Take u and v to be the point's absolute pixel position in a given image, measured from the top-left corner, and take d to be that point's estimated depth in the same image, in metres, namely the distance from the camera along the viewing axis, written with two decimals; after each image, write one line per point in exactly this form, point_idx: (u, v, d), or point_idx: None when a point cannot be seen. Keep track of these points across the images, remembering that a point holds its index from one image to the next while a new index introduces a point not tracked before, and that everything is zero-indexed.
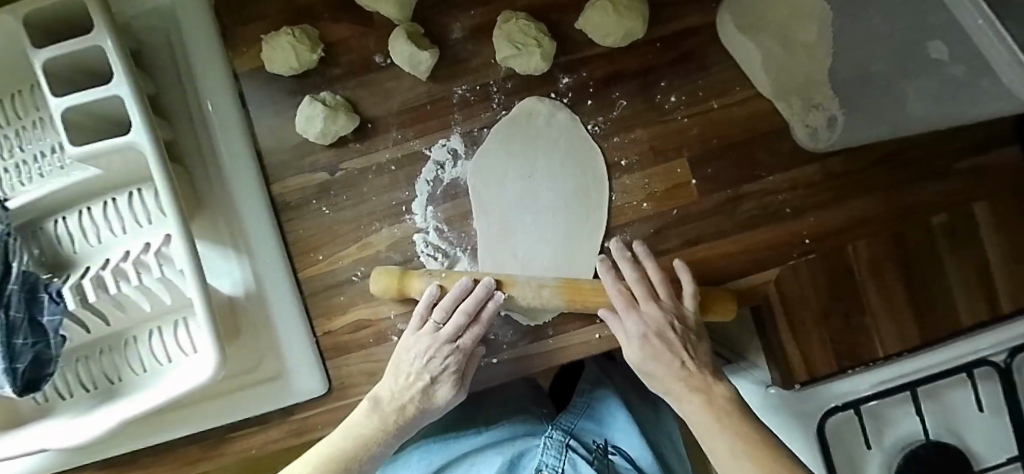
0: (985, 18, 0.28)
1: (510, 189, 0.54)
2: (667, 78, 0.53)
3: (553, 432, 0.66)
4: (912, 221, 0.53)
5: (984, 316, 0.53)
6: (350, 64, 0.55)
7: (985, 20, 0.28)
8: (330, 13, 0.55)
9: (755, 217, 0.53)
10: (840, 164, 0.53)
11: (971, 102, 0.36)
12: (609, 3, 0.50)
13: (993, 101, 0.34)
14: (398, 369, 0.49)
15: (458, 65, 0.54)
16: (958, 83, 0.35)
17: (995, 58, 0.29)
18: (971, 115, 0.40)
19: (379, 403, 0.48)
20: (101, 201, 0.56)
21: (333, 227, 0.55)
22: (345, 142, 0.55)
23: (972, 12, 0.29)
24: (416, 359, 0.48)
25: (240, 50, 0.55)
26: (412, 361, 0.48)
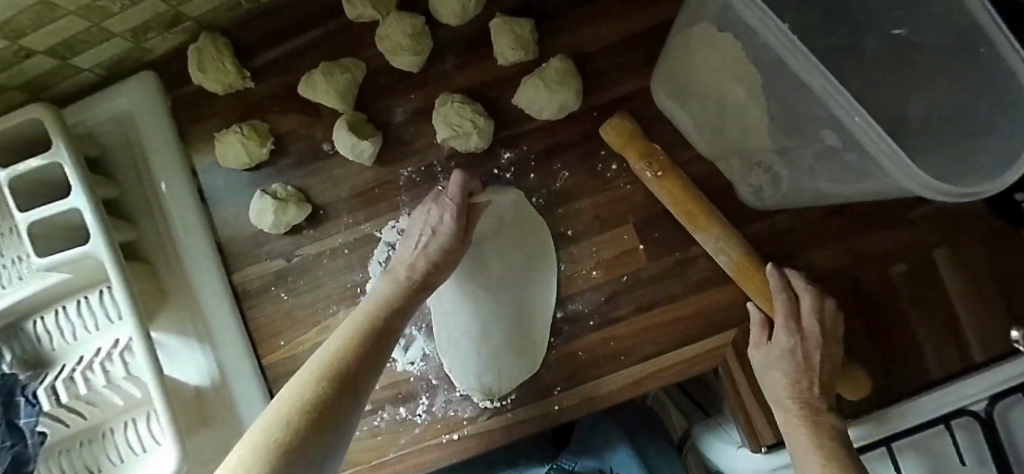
0: (864, 117, 0.28)
1: (467, 281, 0.54)
2: (607, 146, 0.53)
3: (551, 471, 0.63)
4: (868, 273, 0.52)
5: (957, 366, 0.51)
6: (300, 154, 0.57)
7: (861, 117, 0.28)
8: (278, 106, 0.57)
9: (708, 279, 0.53)
10: (790, 219, 0.52)
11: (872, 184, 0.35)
12: (540, 81, 0.50)
13: (892, 186, 0.33)
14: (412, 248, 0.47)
15: (402, 147, 0.55)
16: (854, 166, 0.33)
17: (879, 153, 0.29)
18: (880, 192, 0.39)
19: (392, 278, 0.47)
20: (75, 299, 0.59)
21: (292, 312, 0.56)
22: (299, 229, 0.56)
23: (848, 108, 0.28)
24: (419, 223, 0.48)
25: (197, 147, 0.58)
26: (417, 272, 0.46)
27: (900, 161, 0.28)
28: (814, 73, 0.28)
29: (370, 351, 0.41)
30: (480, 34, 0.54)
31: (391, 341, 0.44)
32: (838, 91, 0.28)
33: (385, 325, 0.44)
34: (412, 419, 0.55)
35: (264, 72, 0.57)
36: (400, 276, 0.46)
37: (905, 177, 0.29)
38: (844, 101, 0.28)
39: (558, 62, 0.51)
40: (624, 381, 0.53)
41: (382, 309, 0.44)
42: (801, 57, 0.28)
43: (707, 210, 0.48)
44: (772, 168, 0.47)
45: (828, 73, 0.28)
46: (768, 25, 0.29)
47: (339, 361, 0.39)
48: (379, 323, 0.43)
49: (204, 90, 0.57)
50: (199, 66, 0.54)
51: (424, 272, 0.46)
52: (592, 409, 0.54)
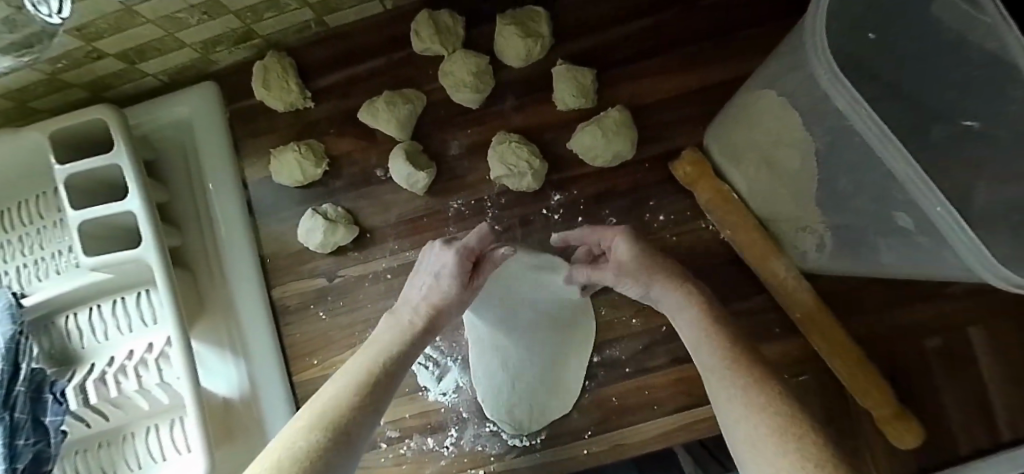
0: (946, 208, 0.28)
1: (505, 327, 0.50)
2: (655, 197, 0.55)
3: None
4: (903, 344, 0.53)
5: (987, 445, 0.51)
6: (352, 177, 0.57)
7: (944, 208, 0.28)
8: (336, 129, 0.58)
9: (746, 335, 0.53)
10: (829, 283, 0.54)
11: (938, 267, 0.36)
12: (598, 129, 0.52)
13: (961, 272, 0.34)
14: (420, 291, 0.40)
15: (454, 180, 0.56)
16: (925, 248, 0.34)
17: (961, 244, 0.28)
18: (938, 274, 0.39)
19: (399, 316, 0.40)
20: (110, 299, 0.59)
21: (329, 333, 0.57)
22: (344, 250, 0.57)
23: (931, 197, 0.29)
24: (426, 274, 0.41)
25: (251, 160, 0.59)
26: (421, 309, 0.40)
27: (983, 257, 0.28)
28: (900, 159, 0.29)
29: (370, 404, 0.33)
30: (541, 79, 0.56)
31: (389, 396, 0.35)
32: (923, 179, 0.29)
33: (387, 375, 0.36)
34: (439, 451, 0.55)
35: (325, 94, 0.58)
36: (408, 319, 0.39)
37: (990, 276, 0.29)
38: (927, 190, 0.28)
39: (616, 112, 0.53)
40: (654, 431, 0.53)
41: (390, 353, 0.37)
42: (887, 143, 0.29)
43: (767, 242, 0.51)
44: (821, 235, 0.47)
45: (913, 160, 0.29)
46: (855, 107, 0.30)
47: (340, 412, 0.31)
48: (380, 374, 0.35)
49: (264, 106, 0.58)
50: (264, 82, 0.55)
51: (434, 314, 0.39)
52: (619, 457, 0.54)
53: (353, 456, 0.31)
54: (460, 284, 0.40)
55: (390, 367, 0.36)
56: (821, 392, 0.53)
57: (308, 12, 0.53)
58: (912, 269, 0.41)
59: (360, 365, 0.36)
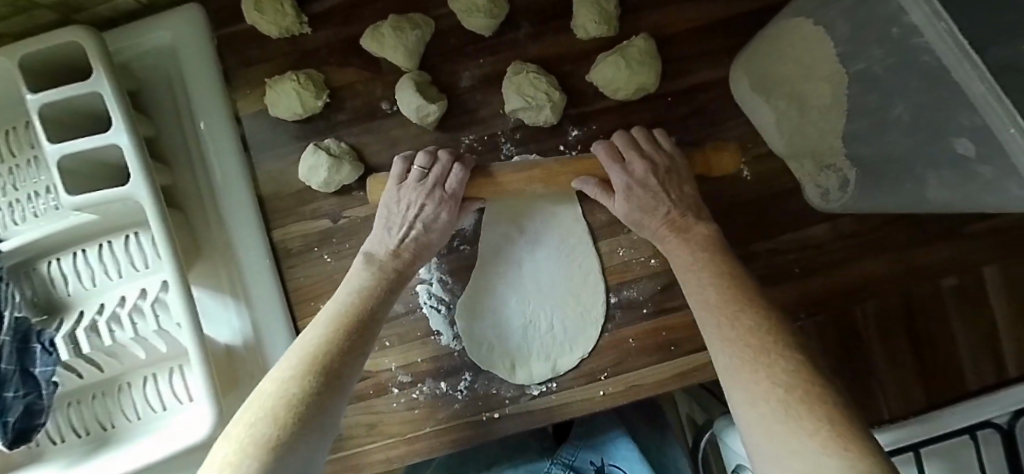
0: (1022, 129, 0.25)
1: (512, 211, 0.53)
2: (677, 134, 0.53)
3: (552, 464, 0.60)
4: (923, 284, 0.52)
5: (991, 382, 0.53)
6: (355, 110, 0.53)
7: (1017, 130, 0.25)
8: (336, 58, 0.53)
9: (765, 276, 0.52)
10: (853, 223, 0.52)
11: (993, 196, 0.33)
12: (622, 58, 0.49)
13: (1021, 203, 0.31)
14: (389, 226, 0.45)
15: (464, 114, 0.53)
16: (981, 180, 0.32)
17: None
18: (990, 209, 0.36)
19: (375, 255, 0.45)
20: (96, 244, 0.54)
21: (334, 276, 0.54)
22: (348, 190, 0.53)
23: (1005, 117, 0.26)
24: (409, 208, 0.45)
25: (245, 91, 0.54)
26: (397, 216, 0.45)
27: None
28: (976, 78, 0.27)
29: (356, 341, 0.38)
30: (559, 6, 0.52)
31: (390, 305, 0.43)
32: (996, 95, 0.26)
33: (377, 308, 0.41)
34: (452, 395, 0.54)
35: (323, 19, 0.53)
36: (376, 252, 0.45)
37: None
38: (1001, 108, 0.26)
39: (641, 41, 0.50)
40: (669, 371, 0.53)
41: (362, 290, 0.42)
42: (966, 63, 0.27)
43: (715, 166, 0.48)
44: (843, 171, 0.46)
45: (991, 77, 0.26)
46: (933, 22, 0.28)
47: (324, 357, 0.36)
48: (364, 318, 0.40)
49: (256, 32, 0.53)
50: (256, 4, 0.50)
51: (408, 264, 0.45)
52: (635, 396, 0.53)
53: (349, 378, 0.37)
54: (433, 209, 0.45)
55: (365, 296, 0.41)
56: (836, 332, 0.53)
57: None
58: (961, 204, 0.38)
59: (339, 304, 0.41)
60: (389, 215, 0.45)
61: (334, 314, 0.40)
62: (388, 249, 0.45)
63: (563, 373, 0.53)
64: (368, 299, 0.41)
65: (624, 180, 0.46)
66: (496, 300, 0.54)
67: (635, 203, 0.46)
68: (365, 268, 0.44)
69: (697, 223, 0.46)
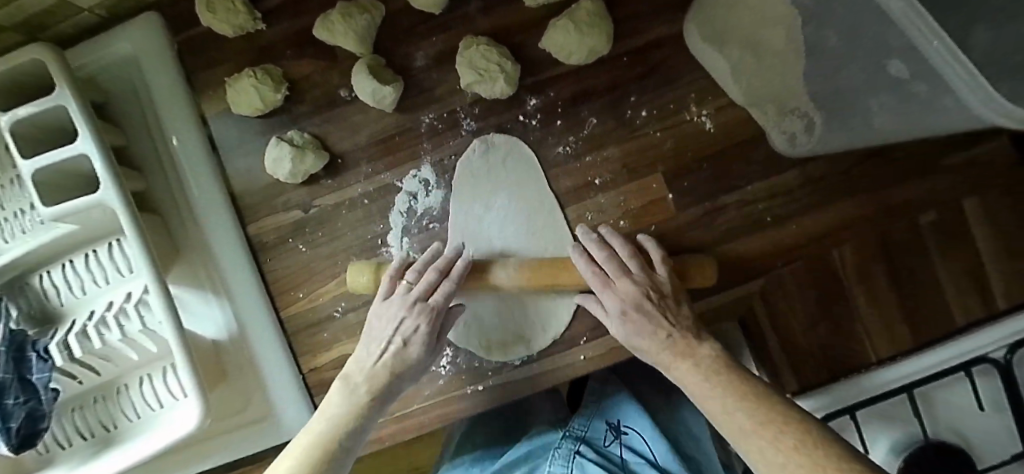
0: (947, 43, 0.24)
1: (478, 184, 0.53)
2: (636, 93, 0.52)
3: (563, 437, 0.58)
4: (900, 222, 0.51)
5: (979, 315, 0.52)
6: (315, 101, 0.54)
7: (942, 43, 0.24)
8: (292, 51, 0.54)
9: (737, 227, 0.52)
10: (824, 166, 0.51)
11: (935, 115, 0.33)
12: (570, 22, 0.48)
13: (958, 119, 0.31)
14: (370, 343, 0.48)
15: (422, 94, 0.53)
16: (918, 99, 0.32)
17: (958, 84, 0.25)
18: (937, 126, 0.37)
19: (352, 378, 0.46)
20: (82, 253, 0.56)
21: (310, 265, 0.55)
22: (317, 180, 0.54)
23: (929, 34, 0.25)
24: (388, 325, 0.47)
25: (208, 93, 0.55)
26: (382, 332, 0.47)
27: (979, 92, 0.25)
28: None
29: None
30: None
31: (362, 438, 0.44)
32: (924, 13, 0.25)
33: (342, 451, 0.42)
34: (436, 372, 0.54)
35: (276, 14, 0.54)
36: (355, 379, 0.46)
37: (993, 113, 0.25)
38: (925, 25, 0.25)
39: (589, 3, 0.49)
40: None
41: (337, 423, 0.43)
42: None
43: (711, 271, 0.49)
44: (805, 111, 0.47)
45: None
46: None
47: None
48: (331, 456, 0.41)
49: (213, 34, 0.54)
50: (208, 5, 0.51)
51: (382, 384, 0.46)
52: (617, 358, 0.53)
53: None
54: (414, 313, 0.47)
55: (337, 437, 0.42)
56: (815, 279, 0.52)
57: None
58: (905, 126, 0.38)
59: (307, 443, 0.41)
60: (375, 330, 0.48)
61: (303, 449, 0.41)
62: (363, 371, 0.46)
63: (544, 341, 0.53)
64: (339, 440, 0.42)
65: (614, 304, 0.45)
66: None
67: (629, 308, 0.45)
68: (342, 397, 0.45)
69: (701, 345, 0.44)
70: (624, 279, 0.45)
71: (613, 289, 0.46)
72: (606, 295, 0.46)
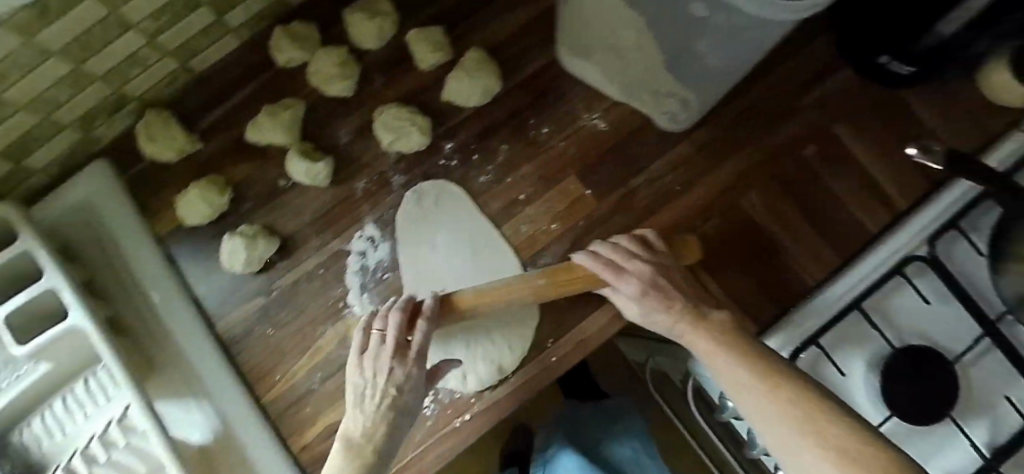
0: None
1: (419, 228, 0.58)
2: (533, 115, 0.60)
3: None
4: (789, 159, 0.58)
5: (889, 219, 0.57)
6: (258, 195, 0.60)
7: None
8: (230, 159, 0.61)
9: (654, 203, 0.58)
10: (708, 131, 0.59)
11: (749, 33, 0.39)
12: (461, 72, 0.58)
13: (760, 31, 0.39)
14: (356, 402, 0.41)
15: (352, 164, 0.60)
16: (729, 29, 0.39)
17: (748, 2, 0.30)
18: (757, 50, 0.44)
19: (351, 441, 0.40)
20: (60, 393, 0.58)
21: (281, 345, 0.57)
22: (272, 264, 0.58)
23: None
24: (364, 374, 0.42)
25: (160, 214, 0.61)
26: (365, 385, 0.42)
27: None
28: None
29: None
30: (400, 52, 0.61)
31: None
32: None
33: None
34: (423, 414, 0.55)
35: (211, 132, 0.61)
36: (347, 439, 0.40)
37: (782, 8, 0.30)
38: None
39: (473, 54, 0.59)
40: (605, 316, 0.57)
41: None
42: None
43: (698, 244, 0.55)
44: (679, 93, 0.54)
45: None
46: None
47: None
48: None
49: (158, 162, 0.61)
50: (150, 135, 0.58)
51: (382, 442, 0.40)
52: (586, 350, 0.57)
53: None
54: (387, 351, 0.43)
55: None
56: (734, 226, 0.57)
57: (171, 60, 0.57)
58: (737, 58, 0.45)
59: None
60: (357, 388, 0.42)
61: None
62: (360, 431, 0.40)
63: (515, 354, 0.56)
64: None
65: (631, 286, 0.48)
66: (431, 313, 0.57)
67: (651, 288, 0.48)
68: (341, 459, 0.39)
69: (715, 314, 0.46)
70: (634, 263, 0.49)
71: (627, 276, 0.48)
72: (625, 281, 0.48)
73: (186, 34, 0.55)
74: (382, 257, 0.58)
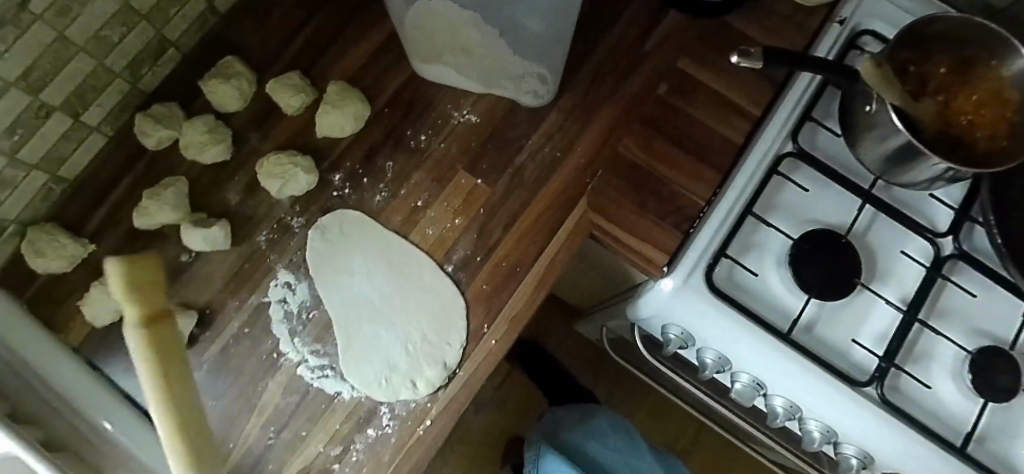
0: None
1: (331, 261, 0.59)
2: (409, 125, 0.62)
3: None
4: (650, 100, 0.62)
5: (750, 128, 0.62)
6: (164, 277, 0.59)
7: None
8: (126, 251, 0.60)
9: (542, 172, 0.61)
10: (573, 96, 0.63)
11: None
12: (327, 106, 0.59)
13: None
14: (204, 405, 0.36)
15: (249, 220, 0.60)
16: None
17: None
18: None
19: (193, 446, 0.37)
20: None
21: (227, 413, 0.57)
22: (196, 338, 0.58)
23: None
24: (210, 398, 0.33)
25: (67, 325, 0.59)
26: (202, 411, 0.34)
27: None
28: None
29: None
30: (267, 104, 0.63)
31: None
32: None
33: None
34: (384, 434, 0.56)
35: (101, 231, 0.61)
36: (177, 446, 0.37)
37: None
38: None
39: (335, 87, 0.61)
40: (531, 287, 0.59)
41: None
42: None
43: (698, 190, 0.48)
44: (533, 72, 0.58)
45: None
46: None
47: None
48: None
49: (53, 276, 0.60)
50: (35, 252, 0.57)
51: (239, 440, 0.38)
52: (521, 325, 0.59)
53: None
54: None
55: None
56: (625, 174, 0.60)
57: (39, 172, 0.56)
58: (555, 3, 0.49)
59: None
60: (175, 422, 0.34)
61: None
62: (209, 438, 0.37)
63: (456, 349, 0.58)
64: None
65: None
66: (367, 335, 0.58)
67: None
68: None
69: None
70: None
71: None
72: None
73: (47, 143, 0.55)
74: (303, 299, 0.59)
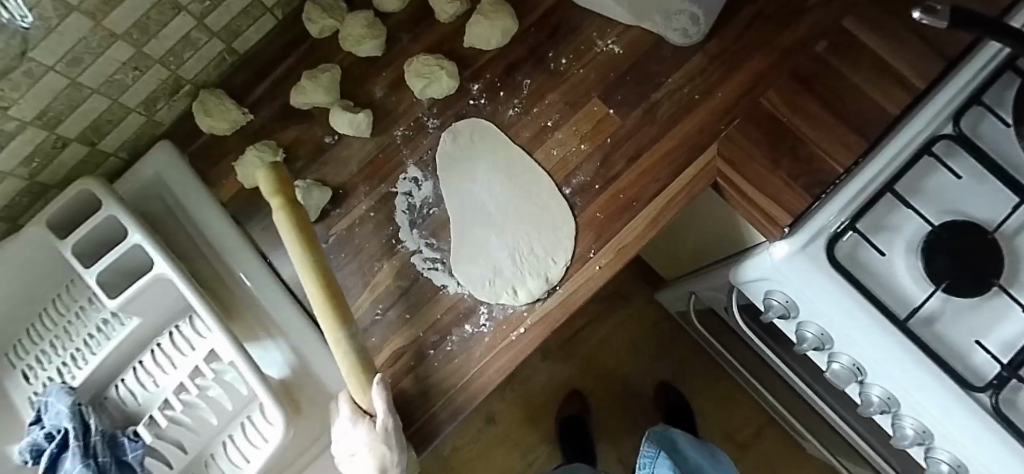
0: None
1: (456, 163, 0.62)
2: (551, 49, 0.64)
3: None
4: (801, 58, 0.61)
5: (909, 100, 0.58)
6: (307, 154, 0.65)
7: None
8: (278, 125, 0.66)
9: (675, 113, 0.61)
10: (720, 43, 0.62)
11: None
12: (479, 16, 0.62)
13: None
14: None
15: (389, 115, 0.64)
16: None
17: None
18: None
19: None
20: (148, 350, 0.64)
21: (343, 284, 0.62)
22: (328, 213, 0.64)
23: None
24: None
25: (220, 182, 0.66)
26: None
27: None
28: None
29: None
30: (420, 10, 0.66)
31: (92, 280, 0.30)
32: None
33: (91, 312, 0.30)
34: (479, 332, 0.59)
35: (259, 104, 0.67)
36: None
37: None
38: None
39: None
40: (644, 221, 0.59)
41: None
42: None
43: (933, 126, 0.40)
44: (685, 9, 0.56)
45: None
46: None
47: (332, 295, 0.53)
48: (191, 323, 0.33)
49: (214, 137, 0.67)
50: (206, 112, 0.64)
51: None
52: (626, 258, 0.59)
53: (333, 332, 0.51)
54: None
55: None
56: (762, 126, 0.58)
57: (218, 41, 0.63)
58: None
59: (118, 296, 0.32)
60: None
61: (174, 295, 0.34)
62: None
63: (560, 267, 0.58)
64: None
65: None
66: (477, 238, 0.61)
67: None
68: None
69: None
70: None
71: None
72: None
73: (231, 13, 0.61)
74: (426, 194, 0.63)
